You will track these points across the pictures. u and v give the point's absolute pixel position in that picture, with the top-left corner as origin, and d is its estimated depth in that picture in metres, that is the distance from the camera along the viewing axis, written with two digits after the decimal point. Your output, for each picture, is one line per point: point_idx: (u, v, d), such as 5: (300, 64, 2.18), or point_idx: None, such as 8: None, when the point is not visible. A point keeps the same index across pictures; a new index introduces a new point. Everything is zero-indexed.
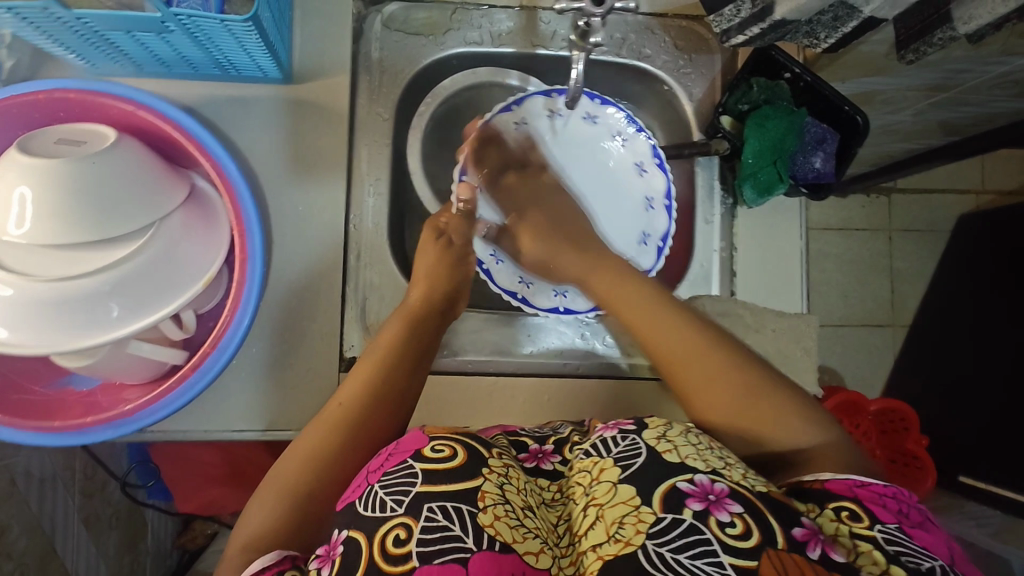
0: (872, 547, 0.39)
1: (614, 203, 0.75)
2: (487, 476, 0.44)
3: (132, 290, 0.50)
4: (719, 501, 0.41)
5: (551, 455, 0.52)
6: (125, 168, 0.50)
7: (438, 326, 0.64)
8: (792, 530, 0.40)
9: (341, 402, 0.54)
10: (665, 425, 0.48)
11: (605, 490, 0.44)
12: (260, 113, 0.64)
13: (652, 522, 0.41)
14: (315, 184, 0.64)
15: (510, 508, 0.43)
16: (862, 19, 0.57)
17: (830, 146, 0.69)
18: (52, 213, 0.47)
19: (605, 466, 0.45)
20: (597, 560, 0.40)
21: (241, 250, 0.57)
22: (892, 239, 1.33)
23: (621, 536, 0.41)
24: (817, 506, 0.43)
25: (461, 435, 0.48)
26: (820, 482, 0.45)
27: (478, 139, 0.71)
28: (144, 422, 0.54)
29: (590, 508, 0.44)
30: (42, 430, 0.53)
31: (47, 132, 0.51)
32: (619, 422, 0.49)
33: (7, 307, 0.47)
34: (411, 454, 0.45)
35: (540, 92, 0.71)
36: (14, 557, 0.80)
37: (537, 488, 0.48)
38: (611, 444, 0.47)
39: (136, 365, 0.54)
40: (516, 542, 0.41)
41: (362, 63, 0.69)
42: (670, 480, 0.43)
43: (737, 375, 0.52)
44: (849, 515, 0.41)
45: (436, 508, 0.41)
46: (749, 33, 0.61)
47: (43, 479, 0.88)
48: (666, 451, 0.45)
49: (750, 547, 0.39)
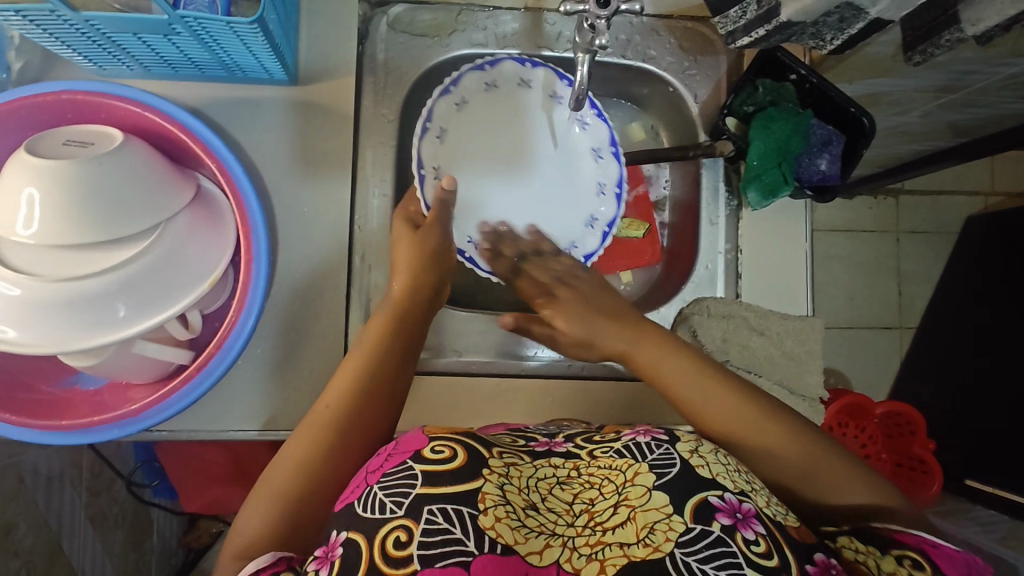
0: None
1: (564, 160, 0.74)
2: (488, 476, 0.44)
3: (139, 291, 0.50)
4: (746, 520, 0.42)
5: (562, 442, 0.51)
6: (132, 170, 0.50)
7: (424, 321, 0.64)
8: (806, 565, 0.41)
9: (327, 404, 0.54)
10: (696, 440, 0.49)
11: (639, 493, 0.44)
12: (265, 115, 0.64)
13: (683, 531, 0.42)
14: (320, 187, 0.65)
15: (511, 509, 0.42)
16: (869, 20, 0.57)
17: (835, 149, 0.69)
18: (59, 214, 0.47)
19: (640, 470, 0.45)
20: (622, 556, 0.40)
21: (246, 252, 0.57)
22: (899, 241, 1.32)
23: (651, 541, 0.41)
24: (880, 550, 0.44)
25: (466, 437, 0.48)
26: (889, 533, 0.46)
27: (427, 130, 0.69)
28: (150, 421, 0.54)
29: (620, 507, 0.44)
30: (50, 429, 0.53)
31: (56, 133, 0.52)
32: (652, 431, 0.50)
33: (15, 306, 0.48)
34: (411, 455, 0.45)
35: (473, 67, 0.69)
36: (21, 555, 0.81)
37: (551, 469, 0.47)
38: (645, 449, 0.47)
39: (142, 365, 0.55)
40: (518, 543, 0.40)
41: (367, 64, 0.69)
42: (701, 495, 0.43)
43: (786, 430, 0.52)
44: (912, 563, 0.43)
45: (437, 510, 0.41)
46: (754, 35, 0.61)
47: (49, 477, 0.88)
48: (699, 466, 0.46)
49: (773, 565, 0.40)
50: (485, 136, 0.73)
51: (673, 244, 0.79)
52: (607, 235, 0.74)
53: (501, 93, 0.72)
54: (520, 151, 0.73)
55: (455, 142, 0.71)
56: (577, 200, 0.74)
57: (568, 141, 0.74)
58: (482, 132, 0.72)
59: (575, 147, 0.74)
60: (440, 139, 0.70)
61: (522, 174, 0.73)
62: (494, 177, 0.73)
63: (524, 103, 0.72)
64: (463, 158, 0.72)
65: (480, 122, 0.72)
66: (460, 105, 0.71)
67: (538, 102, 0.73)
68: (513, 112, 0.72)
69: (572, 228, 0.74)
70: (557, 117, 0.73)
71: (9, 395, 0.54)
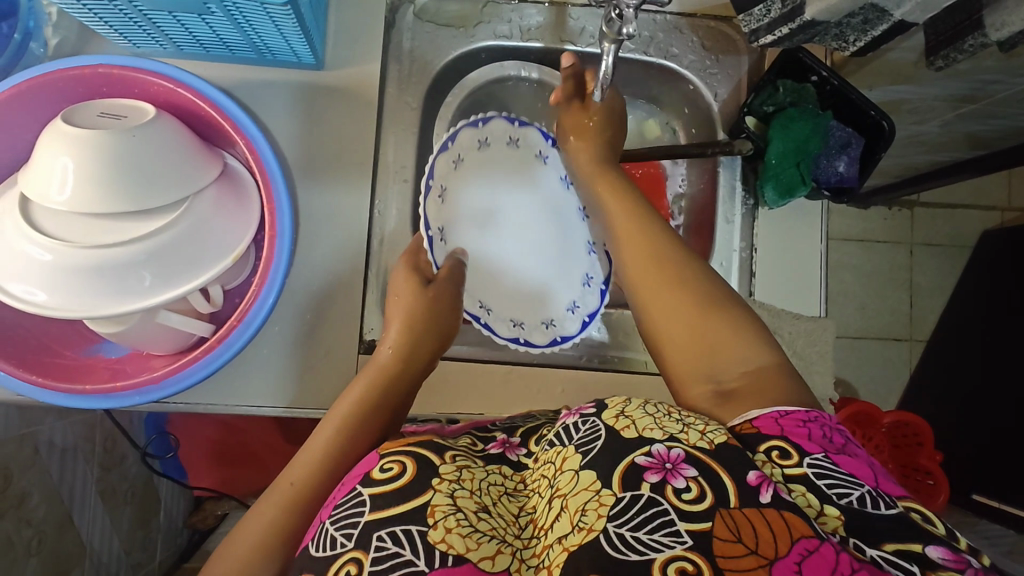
0: (804, 488, 0.41)
1: (557, 219, 0.75)
2: (437, 488, 0.43)
3: (165, 261, 0.51)
4: (675, 469, 0.41)
5: (518, 446, 0.52)
6: (163, 143, 0.51)
7: (421, 375, 0.61)
8: (745, 476, 0.40)
9: (293, 482, 0.51)
10: (623, 403, 0.47)
11: (568, 480, 0.42)
12: (288, 98, 0.65)
13: (613, 504, 0.40)
14: (339, 173, 0.66)
15: (461, 517, 0.41)
16: (892, 22, 0.57)
17: (854, 151, 0.69)
18: (91, 184, 0.49)
19: (567, 454, 0.44)
20: (562, 552, 0.38)
21: (270, 228, 0.58)
22: (913, 253, 1.32)
23: (585, 523, 0.39)
24: (750, 450, 0.44)
25: (414, 446, 0.46)
26: (750, 424, 0.46)
27: (429, 189, 0.66)
28: (171, 390, 0.55)
29: (555, 501, 0.42)
30: (72, 392, 0.53)
31: (90, 105, 0.53)
32: (581, 407, 0.48)
33: (47, 271, 0.49)
34: (360, 479, 0.44)
35: (468, 124, 0.68)
36: (33, 523, 0.83)
37: (500, 476, 0.47)
38: (573, 431, 0.46)
39: (163, 335, 0.55)
40: (469, 551, 0.39)
41: (393, 52, 0.70)
42: (629, 458, 0.41)
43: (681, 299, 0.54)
44: (779, 453, 0.43)
45: (384, 536, 0.41)
46: (777, 33, 0.62)
47: (64, 450, 0.90)
48: (625, 428, 0.44)
49: (704, 509, 0.39)
50: (487, 195, 0.72)
51: (691, 242, 0.79)
52: (606, 291, 0.73)
53: (493, 150, 0.72)
54: (505, 213, 0.73)
55: (454, 199, 0.70)
56: (573, 260, 0.74)
57: (555, 204, 0.74)
58: (477, 194, 0.72)
59: (564, 207, 0.75)
60: (442, 199, 0.68)
61: (522, 233, 0.74)
62: (486, 241, 0.73)
63: (514, 161, 0.73)
64: (461, 219, 0.70)
65: (476, 176, 0.71)
66: (456, 163, 0.69)
67: (525, 162, 0.73)
68: (506, 166, 0.73)
69: (567, 286, 0.74)
70: (546, 178, 0.74)
71: (36, 359, 0.55)
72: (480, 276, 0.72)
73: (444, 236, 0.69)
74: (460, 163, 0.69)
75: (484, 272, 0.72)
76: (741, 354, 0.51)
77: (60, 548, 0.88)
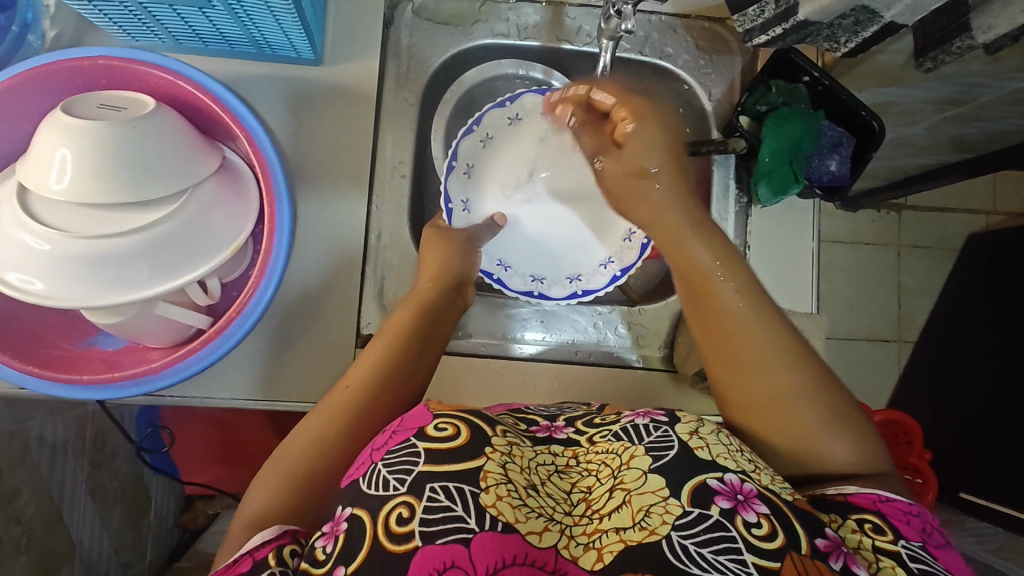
0: (895, 563, 0.43)
1: (589, 199, 0.74)
2: (490, 456, 0.45)
3: (165, 253, 0.51)
4: (747, 501, 0.43)
5: (563, 427, 0.53)
6: (164, 135, 0.52)
7: (451, 310, 0.62)
8: (816, 540, 0.42)
9: (348, 385, 0.53)
10: (697, 422, 0.50)
11: (634, 477, 0.45)
12: (289, 93, 0.66)
13: (679, 514, 0.43)
14: (339, 166, 0.66)
15: (512, 488, 0.43)
16: (882, 24, 0.59)
17: (845, 150, 0.70)
18: (91, 175, 0.49)
19: (636, 453, 0.47)
20: (618, 542, 0.42)
21: (269, 221, 0.58)
22: (900, 254, 1.34)
23: (647, 524, 0.42)
24: (840, 516, 0.46)
25: (466, 413, 0.49)
26: (843, 495, 0.47)
27: (452, 167, 0.72)
28: (168, 380, 0.54)
29: (615, 491, 0.45)
30: (69, 383, 0.53)
31: (90, 96, 0.52)
32: (650, 412, 0.51)
33: (44, 261, 0.49)
34: (415, 433, 0.46)
35: (495, 105, 0.72)
36: (23, 521, 0.84)
37: (549, 456, 0.49)
38: (643, 432, 0.49)
39: (161, 327, 0.55)
40: (519, 522, 0.41)
41: (391, 49, 0.71)
42: (701, 476, 0.44)
43: (769, 373, 0.50)
44: (872, 527, 0.45)
45: (439, 488, 0.42)
46: (771, 33, 0.63)
47: (53, 446, 0.91)
48: (699, 448, 0.47)
49: (775, 548, 0.41)
50: (513, 169, 0.74)
51: None
52: (646, 247, 0.71)
53: (528, 123, 0.74)
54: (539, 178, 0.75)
55: (481, 176, 0.74)
56: (596, 239, 0.74)
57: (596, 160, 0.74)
58: (512, 161, 0.74)
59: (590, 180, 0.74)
60: (467, 176, 0.73)
61: (548, 202, 0.74)
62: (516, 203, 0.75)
63: (549, 129, 0.74)
64: (491, 190, 0.74)
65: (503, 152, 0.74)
66: (484, 141, 0.73)
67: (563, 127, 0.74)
68: (539, 138, 0.74)
69: (585, 261, 0.74)
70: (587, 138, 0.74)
71: (32, 351, 0.55)
72: (510, 237, 0.74)
73: (468, 209, 0.73)
74: (489, 142, 0.73)
75: (510, 232, 0.74)
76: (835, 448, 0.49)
77: (50, 545, 0.89)
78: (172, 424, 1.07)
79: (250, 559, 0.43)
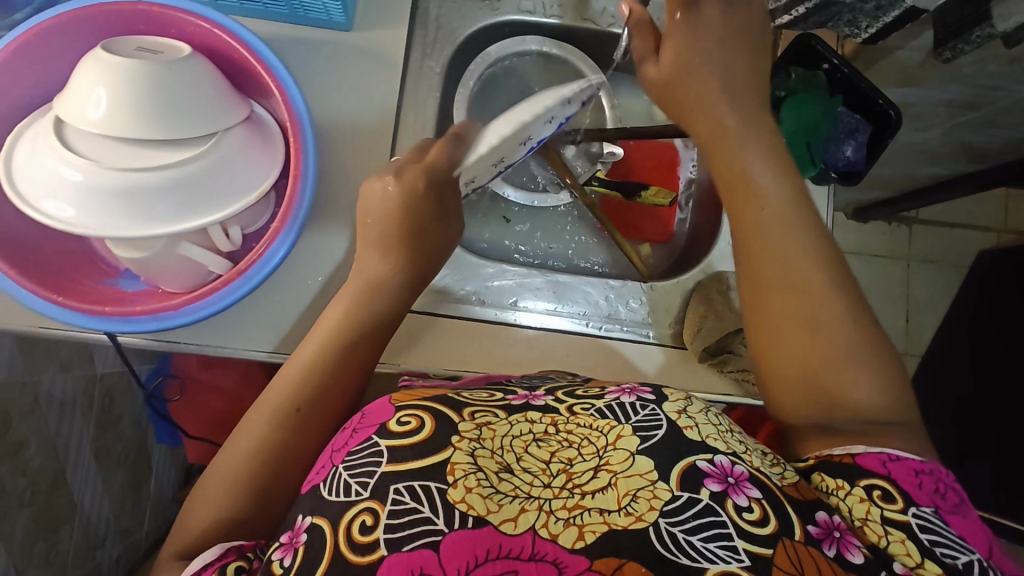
0: (904, 538, 0.44)
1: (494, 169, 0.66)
2: (456, 446, 0.45)
3: (192, 191, 0.52)
4: (738, 485, 0.44)
5: (541, 396, 0.51)
6: (200, 78, 0.53)
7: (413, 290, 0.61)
8: (809, 527, 0.44)
9: (298, 408, 0.53)
10: (686, 401, 0.51)
11: (621, 458, 0.46)
12: (319, 54, 0.67)
13: (668, 500, 0.44)
14: (360, 129, 0.68)
15: (482, 477, 0.43)
16: (904, 8, 0.61)
17: (862, 136, 0.71)
18: (128, 112, 0.50)
19: (623, 433, 0.47)
20: (602, 523, 0.42)
21: (295, 167, 0.59)
22: (910, 267, 1.36)
23: (635, 510, 0.43)
24: (848, 483, 0.47)
25: (426, 400, 0.49)
26: (851, 456, 0.48)
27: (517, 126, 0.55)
28: (189, 318, 0.56)
29: (600, 472, 0.45)
30: (90, 313, 0.54)
31: (127, 40, 0.54)
32: (636, 390, 0.51)
33: (76, 191, 0.50)
34: (377, 430, 0.46)
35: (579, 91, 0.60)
36: (28, 474, 0.85)
37: (527, 424, 0.48)
38: (630, 410, 0.49)
39: (184, 268, 0.56)
40: (490, 513, 0.42)
41: (420, 18, 0.72)
42: (690, 459, 0.46)
43: (805, 295, 0.53)
44: (881, 495, 0.46)
45: (403, 490, 0.43)
46: (795, 12, 0.65)
47: (63, 403, 0.91)
48: (688, 428, 0.48)
49: (768, 533, 0.42)
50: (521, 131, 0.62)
51: (698, 221, 0.81)
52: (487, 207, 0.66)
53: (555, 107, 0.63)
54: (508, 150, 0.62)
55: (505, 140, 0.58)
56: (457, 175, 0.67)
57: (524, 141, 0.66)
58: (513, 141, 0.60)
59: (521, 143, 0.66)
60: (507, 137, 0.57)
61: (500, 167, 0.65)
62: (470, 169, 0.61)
63: None
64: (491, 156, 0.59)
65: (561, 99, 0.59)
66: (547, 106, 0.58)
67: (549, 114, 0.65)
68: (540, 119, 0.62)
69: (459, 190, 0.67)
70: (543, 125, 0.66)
71: (56, 282, 0.56)
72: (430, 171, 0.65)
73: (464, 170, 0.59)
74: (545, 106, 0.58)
75: None
76: (865, 389, 0.50)
77: (53, 503, 0.90)
78: (182, 371, 1.05)
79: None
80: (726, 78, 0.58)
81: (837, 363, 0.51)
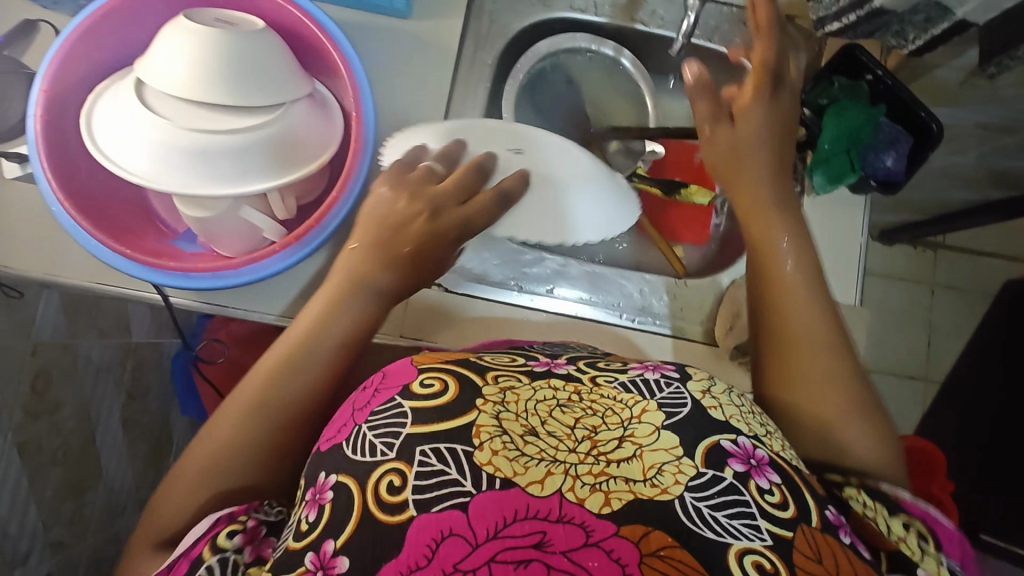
0: (937, 562, 0.45)
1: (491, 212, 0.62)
2: (480, 409, 0.44)
3: (259, 156, 0.55)
4: (760, 467, 0.44)
5: (563, 364, 0.51)
6: (272, 49, 0.56)
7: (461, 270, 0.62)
8: (826, 513, 0.44)
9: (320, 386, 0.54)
10: (709, 381, 0.51)
11: (647, 433, 0.45)
12: (378, 38, 0.70)
13: (693, 476, 0.43)
14: (412, 113, 0.70)
15: (507, 441, 0.43)
16: (954, 20, 0.64)
17: (901, 147, 0.70)
18: (205, 77, 0.53)
19: (648, 408, 0.47)
20: (628, 492, 0.41)
21: (353, 137, 0.61)
22: (934, 293, 1.35)
23: (660, 483, 0.42)
24: (889, 510, 0.47)
25: (451, 365, 0.49)
26: (898, 496, 0.48)
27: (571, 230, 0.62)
28: (247, 277, 0.58)
29: (626, 442, 0.44)
30: (154, 267, 0.56)
31: (207, 11, 0.56)
32: (660, 367, 0.51)
33: (152, 148, 0.53)
34: (399, 391, 0.46)
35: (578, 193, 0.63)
36: (62, 433, 0.88)
37: (551, 391, 0.47)
38: (654, 387, 0.49)
39: (243, 230, 0.59)
40: (517, 475, 0.41)
41: (474, 12, 0.75)
42: (713, 438, 0.45)
43: (820, 348, 0.54)
44: (920, 531, 0.46)
45: (429, 452, 0.42)
46: (844, 20, 0.69)
47: (98, 368, 0.94)
48: (712, 407, 0.47)
49: (789, 517, 0.42)
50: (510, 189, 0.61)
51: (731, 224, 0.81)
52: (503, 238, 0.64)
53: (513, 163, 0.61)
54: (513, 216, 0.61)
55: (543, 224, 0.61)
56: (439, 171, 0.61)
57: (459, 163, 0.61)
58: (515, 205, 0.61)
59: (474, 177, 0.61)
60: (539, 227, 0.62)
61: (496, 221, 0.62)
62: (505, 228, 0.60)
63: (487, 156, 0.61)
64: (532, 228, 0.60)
65: (577, 216, 0.60)
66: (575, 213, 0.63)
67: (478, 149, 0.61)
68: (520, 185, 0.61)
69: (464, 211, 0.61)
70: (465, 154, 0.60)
71: (127, 238, 0.59)
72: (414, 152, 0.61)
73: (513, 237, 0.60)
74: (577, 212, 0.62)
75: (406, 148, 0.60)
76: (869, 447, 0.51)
77: (83, 463, 0.92)
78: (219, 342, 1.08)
79: (189, 559, 0.45)
80: (769, 145, 0.61)
81: (844, 417, 0.52)
